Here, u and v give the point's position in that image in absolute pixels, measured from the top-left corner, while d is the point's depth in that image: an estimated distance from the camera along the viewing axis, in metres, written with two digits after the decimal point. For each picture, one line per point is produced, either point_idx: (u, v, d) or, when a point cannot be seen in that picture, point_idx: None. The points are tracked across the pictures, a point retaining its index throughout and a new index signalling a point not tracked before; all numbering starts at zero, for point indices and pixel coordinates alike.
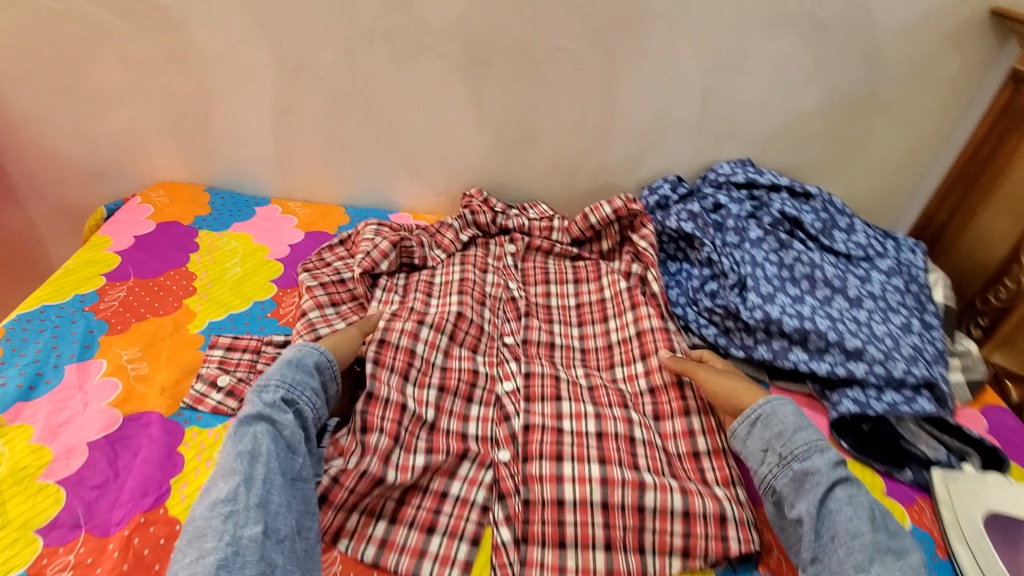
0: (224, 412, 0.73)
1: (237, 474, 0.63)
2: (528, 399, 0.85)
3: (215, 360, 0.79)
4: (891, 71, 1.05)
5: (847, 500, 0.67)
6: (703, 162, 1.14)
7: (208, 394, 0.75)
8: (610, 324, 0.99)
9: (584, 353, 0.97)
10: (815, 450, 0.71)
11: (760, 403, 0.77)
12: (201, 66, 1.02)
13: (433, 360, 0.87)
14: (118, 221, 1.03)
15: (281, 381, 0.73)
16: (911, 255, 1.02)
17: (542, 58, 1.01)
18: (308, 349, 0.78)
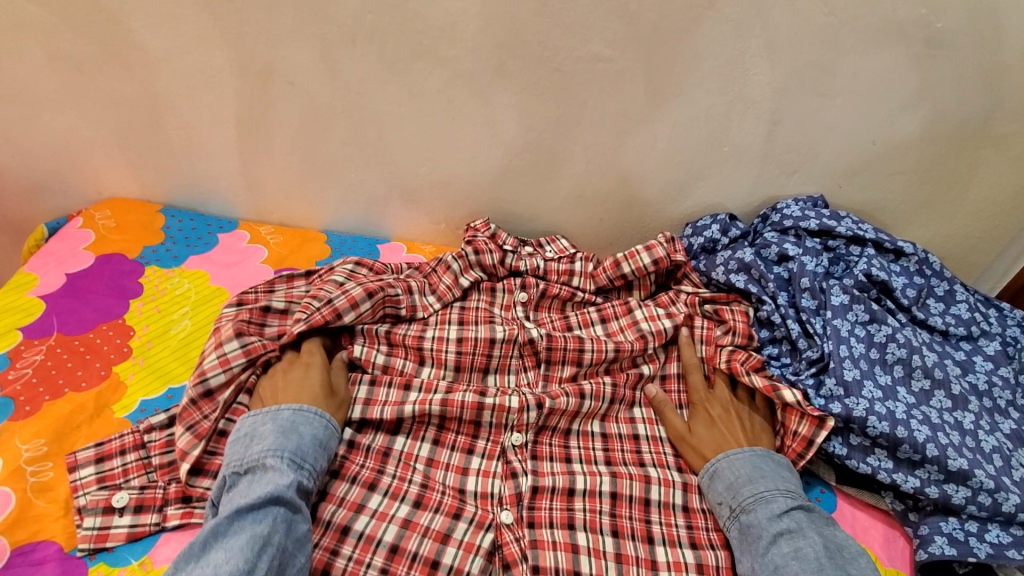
0: (146, 533, 0.59)
1: (243, 562, 0.52)
2: (534, 523, 0.68)
3: (87, 482, 0.62)
4: (1015, 98, 0.83)
5: (793, 556, 0.60)
6: (762, 198, 0.94)
7: (110, 524, 0.58)
8: (636, 413, 0.81)
9: (606, 440, 0.77)
10: (762, 502, 0.65)
11: (718, 459, 0.71)
12: (148, 66, 0.82)
13: (418, 451, 0.73)
14: (49, 253, 0.86)
15: (312, 465, 0.63)
16: (1018, 330, 0.84)
17: (572, 69, 0.80)
18: (336, 431, 0.68)
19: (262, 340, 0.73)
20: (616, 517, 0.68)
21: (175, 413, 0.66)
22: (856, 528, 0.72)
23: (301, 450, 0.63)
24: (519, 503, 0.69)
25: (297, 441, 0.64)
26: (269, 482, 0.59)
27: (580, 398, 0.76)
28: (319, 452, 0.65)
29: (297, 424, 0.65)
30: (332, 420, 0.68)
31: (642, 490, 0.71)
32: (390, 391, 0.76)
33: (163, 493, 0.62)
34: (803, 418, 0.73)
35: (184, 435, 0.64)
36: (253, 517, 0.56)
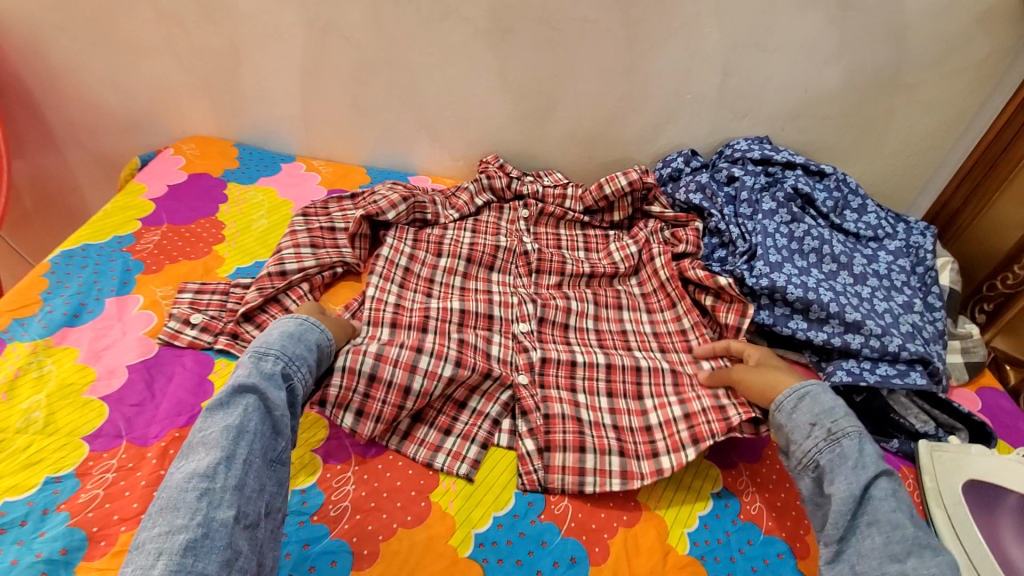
0: (201, 347, 0.78)
1: (220, 450, 0.60)
2: (543, 386, 0.82)
3: (185, 301, 0.82)
4: (917, 54, 1.04)
5: (891, 491, 0.64)
6: (719, 138, 1.16)
7: (182, 330, 0.78)
8: (623, 315, 0.97)
9: (599, 333, 0.94)
10: (864, 440, 0.68)
11: (811, 384, 0.73)
12: (235, 23, 1.05)
13: (451, 308, 0.89)
14: (151, 171, 1.09)
15: (278, 355, 0.70)
16: (921, 237, 1.03)
17: (566, 27, 1.03)
18: (309, 326, 0.75)
19: (329, 249, 0.95)
20: (611, 379, 0.85)
21: (255, 281, 0.87)
22: None
23: (267, 348, 0.70)
24: (531, 371, 0.84)
25: (264, 342, 0.71)
26: (239, 378, 0.66)
27: (567, 301, 0.95)
28: (286, 346, 0.71)
29: (269, 330, 0.73)
30: (304, 320, 0.75)
31: (633, 361, 0.87)
32: (416, 300, 0.91)
33: (223, 325, 0.80)
34: (732, 310, 0.92)
35: (254, 292, 0.84)
36: (225, 411, 0.63)
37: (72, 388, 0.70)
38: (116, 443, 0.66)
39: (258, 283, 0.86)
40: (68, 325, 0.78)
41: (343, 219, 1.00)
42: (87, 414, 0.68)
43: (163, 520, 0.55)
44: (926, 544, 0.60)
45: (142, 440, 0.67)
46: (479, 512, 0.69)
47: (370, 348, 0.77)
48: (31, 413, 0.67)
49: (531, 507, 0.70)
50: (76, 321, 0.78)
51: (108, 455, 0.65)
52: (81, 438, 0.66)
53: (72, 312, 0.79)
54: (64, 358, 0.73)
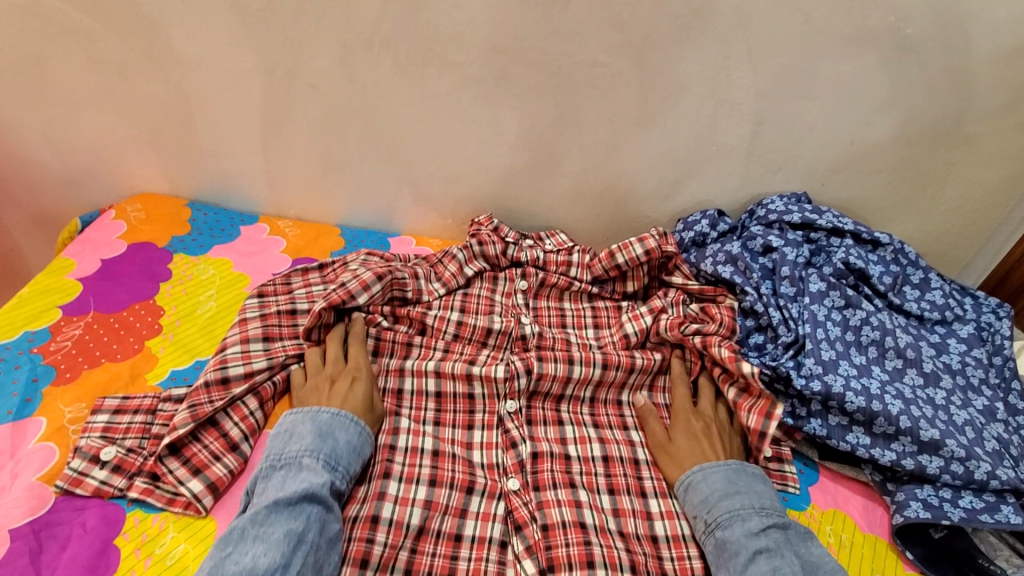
0: (109, 495, 0.61)
1: (279, 557, 0.55)
2: (538, 487, 0.71)
3: (98, 428, 0.66)
4: (983, 100, 0.88)
5: (767, 571, 0.60)
6: (749, 195, 1.00)
7: (88, 473, 0.62)
8: (624, 395, 0.84)
9: (594, 410, 0.83)
10: (739, 519, 0.65)
11: (692, 472, 0.71)
12: (181, 70, 0.90)
13: (423, 445, 0.74)
14: (85, 241, 0.93)
15: (346, 468, 0.65)
16: (994, 317, 0.87)
17: (570, 73, 0.87)
18: (367, 436, 0.70)
19: (285, 341, 0.79)
20: (610, 472, 0.75)
21: (188, 393, 0.70)
22: (836, 497, 0.76)
23: (336, 455, 0.65)
24: (522, 471, 0.73)
25: (333, 444, 0.66)
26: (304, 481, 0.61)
27: (568, 366, 0.81)
28: (354, 457, 0.67)
29: (334, 427, 0.67)
30: (366, 425, 0.70)
31: (630, 453, 0.77)
32: (383, 420, 0.76)
33: (141, 462, 0.64)
34: (755, 409, 0.77)
35: (184, 412, 0.67)
36: (290, 512, 0.58)
37: None
38: None
39: (192, 395, 0.69)
40: None
41: (307, 299, 0.84)
42: None
43: None
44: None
45: None
46: None
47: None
48: None
49: None
50: None
51: None
52: None
53: None
54: None
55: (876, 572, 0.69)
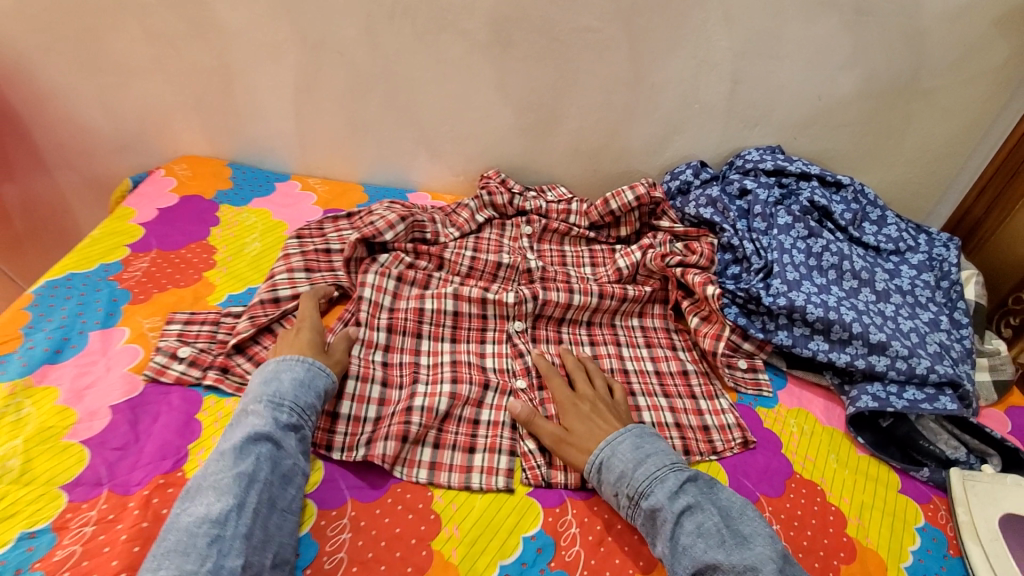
0: (188, 382, 0.74)
1: (230, 500, 0.58)
2: (541, 388, 0.83)
3: (173, 333, 0.78)
4: (935, 58, 1.00)
5: (696, 531, 0.62)
6: (729, 149, 1.12)
7: (169, 365, 0.75)
8: (616, 323, 0.96)
9: (590, 329, 0.94)
10: (657, 483, 0.66)
11: (600, 447, 0.70)
12: (224, 40, 1.02)
13: (442, 360, 0.84)
14: (141, 194, 1.06)
15: (293, 402, 0.68)
16: (944, 249, 0.98)
17: (566, 38, 0.99)
18: (318, 370, 0.72)
19: (323, 273, 0.91)
20: None
21: (246, 310, 0.83)
22: (802, 399, 0.88)
23: (281, 394, 0.68)
24: (529, 375, 0.85)
25: (277, 386, 0.69)
26: (250, 424, 0.65)
27: (568, 295, 0.91)
28: (301, 390, 0.69)
29: (280, 371, 0.71)
30: (312, 362, 0.72)
31: (620, 363, 0.89)
32: (405, 341, 0.85)
33: (212, 359, 0.76)
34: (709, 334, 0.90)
35: (245, 321, 0.80)
36: (238, 457, 0.62)
37: (51, 433, 0.66)
38: (96, 492, 0.62)
39: (252, 310, 0.82)
40: (49, 363, 0.74)
41: (339, 239, 0.96)
42: (66, 459, 0.64)
43: (172, 564, 0.54)
44: (749, 568, 0.59)
45: (124, 488, 0.63)
46: (484, 560, 0.63)
47: (375, 372, 0.80)
48: (7, 460, 0.63)
49: (540, 552, 0.64)
50: (58, 358, 0.74)
51: (86, 505, 0.61)
52: (59, 488, 0.62)
53: (54, 348, 0.75)
54: (44, 399, 0.70)
55: (831, 453, 0.81)
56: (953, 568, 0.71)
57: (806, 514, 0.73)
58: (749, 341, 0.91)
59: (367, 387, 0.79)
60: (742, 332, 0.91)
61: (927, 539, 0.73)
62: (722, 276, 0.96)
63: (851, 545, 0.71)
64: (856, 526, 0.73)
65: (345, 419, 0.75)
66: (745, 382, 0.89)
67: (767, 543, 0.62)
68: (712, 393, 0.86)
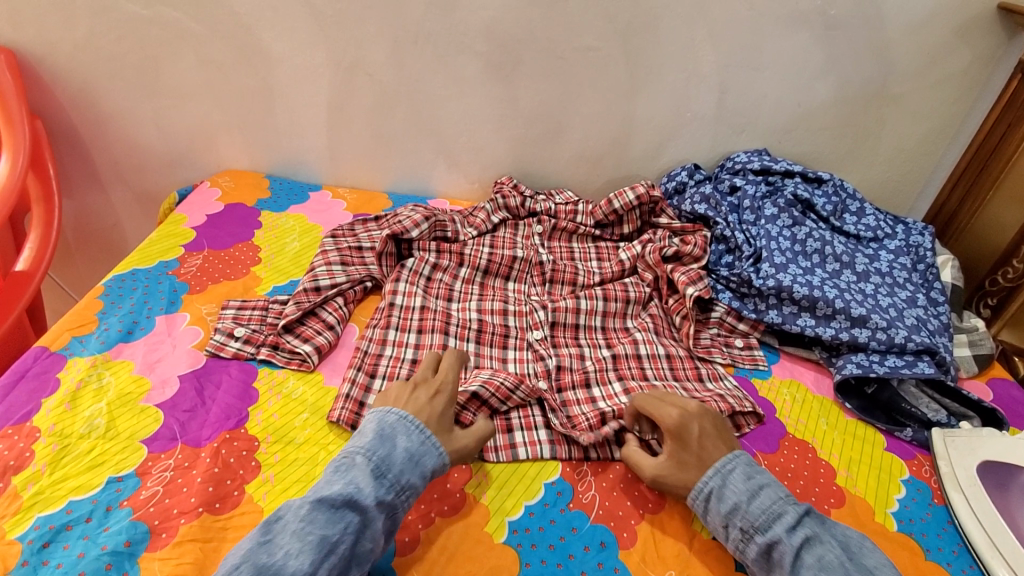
0: (244, 357, 0.84)
1: (308, 563, 0.56)
2: (561, 390, 0.87)
3: (229, 317, 0.89)
4: (902, 66, 1.10)
5: (818, 566, 0.60)
6: (721, 153, 1.23)
7: (227, 342, 0.85)
8: (629, 323, 1.01)
9: (605, 332, 0.99)
10: (775, 517, 0.64)
11: (708, 477, 0.70)
12: (267, 65, 1.16)
13: (466, 362, 0.89)
14: (190, 202, 1.18)
15: (396, 476, 0.64)
16: (920, 236, 1.07)
17: (570, 56, 1.11)
18: (429, 446, 0.68)
19: (357, 266, 1.02)
20: (617, 365, 0.92)
21: (292, 297, 0.93)
22: (793, 372, 0.97)
23: (391, 459, 0.65)
24: (549, 377, 0.89)
25: (390, 448, 0.66)
26: (351, 485, 0.61)
27: (577, 300, 0.99)
28: (409, 465, 0.65)
29: (395, 432, 0.68)
30: (430, 436, 0.69)
31: (633, 350, 0.94)
32: (433, 337, 0.90)
33: (264, 338, 0.86)
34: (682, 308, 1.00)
35: (292, 306, 0.90)
36: (329, 516, 0.59)
37: (130, 396, 0.76)
38: (172, 445, 0.71)
39: (297, 297, 0.93)
40: (123, 341, 0.84)
41: (370, 239, 1.06)
42: (145, 418, 0.74)
43: None
44: None
45: (196, 442, 0.72)
46: (511, 501, 0.72)
47: (402, 369, 0.85)
48: (94, 419, 0.73)
49: (559, 496, 0.73)
50: (129, 338, 0.85)
51: (165, 455, 0.70)
52: (140, 441, 0.71)
53: (126, 329, 0.86)
54: (121, 369, 0.80)
55: (821, 417, 0.89)
56: (938, 514, 0.76)
57: (799, 467, 0.80)
58: (743, 322, 1.00)
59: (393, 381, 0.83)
60: (736, 313, 1.00)
61: (912, 490, 0.79)
62: (717, 264, 1.06)
63: (840, 492, 0.77)
64: (845, 477, 0.80)
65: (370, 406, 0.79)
66: (742, 358, 0.97)
67: None
68: (716, 375, 0.93)
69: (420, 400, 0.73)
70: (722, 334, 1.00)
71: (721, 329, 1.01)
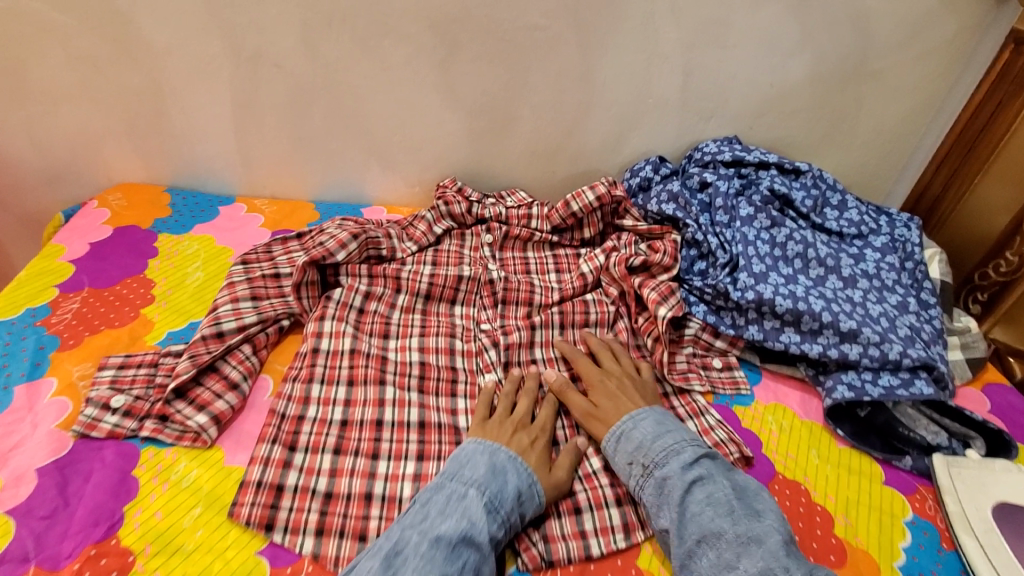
0: (123, 435, 0.68)
1: None
2: None
3: (106, 381, 0.73)
4: (884, 39, 0.98)
5: (704, 501, 0.64)
6: (687, 142, 1.10)
7: (101, 418, 0.69)
8: (591, 338, 0.90)
9: (571, 360, 0.87)
10: (674, 455, 0.68)
11: (622, 421, 0.74)
12: (152, 60, 0.96)
13: (408, 419, 0.74)
14: (72, 227, 0.99)
15: (506, 513, 0.63)
16: (906, 229, 0.98)
17: (513, 37, 0.95)
18: (533, 491, 0.66)
19: (271, 299, 0.85)
20: (589, 419, 0.79)
21: (186, 348, 0.76)
22: (777, 393, 0.86)
23: (502, 495, 0.63)
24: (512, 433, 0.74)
25: (500, 485, 0.64)
26: (467, 521, 0.60)
27: (531, 330, 0.87)
28: (517, 505, 0.64)
29: (507, 468, 0.67)
30: (536, 480, 0.67)
31: None
32: (367, 391, 0.76)
33: (149, 407, 0.70)
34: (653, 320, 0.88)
35: (185, 361, 0.73)
36: (449, 553, 0.57)
37: None
38: (21, 569, 0.56)
39: (190, 350, 0.75)
40: None
41: (289, 263, 0.89)
42: None
43: None
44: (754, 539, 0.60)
45: (53, 562, 0.57)
46: None
47: (328, 439, 0.71)
48: None
49: None
50: None
51: None
52: None
53: None
54: None
55: (811, 448, 0.79)
56: (950, 563, 0.67)
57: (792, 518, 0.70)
58: (721, 338, 0.89)
59: (318, 456, 0.69)
60: (713, 330, 0.89)
61: (919, 536, 0.69)
62: (689, 272, 0.94)
63: (840, 546, 0.68)
64: (844, 525, 0.70)
65: (291, 489, 0.65)
66: (723, 383, 0.86)
67: (778, 519, 0.62)
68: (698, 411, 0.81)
69: (524, 442, 0.71)
70: (699, 354, 0.89)
71: (697, 347, 0.90)
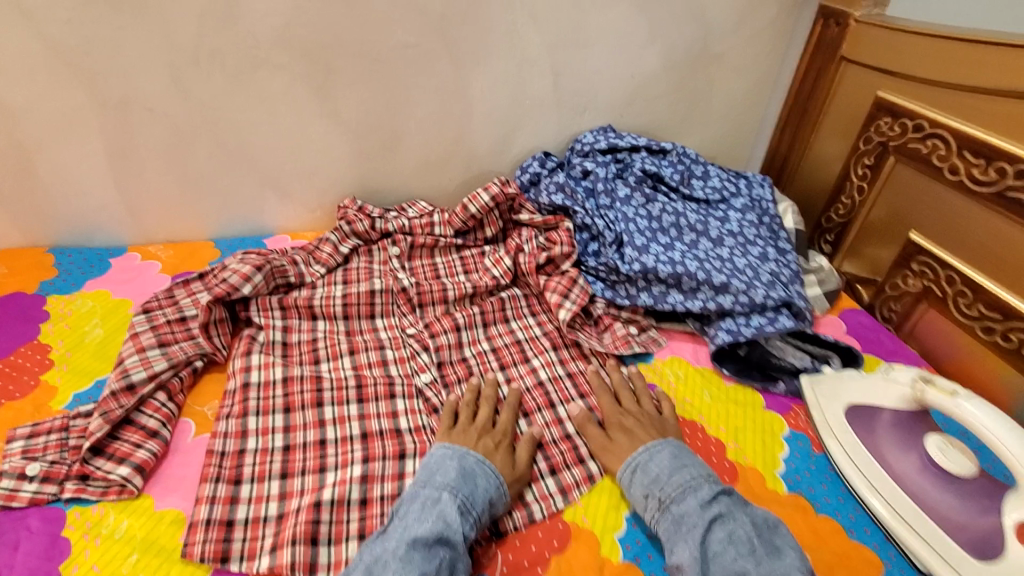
0: (45, 500, 0.67)
1: None
2: None
3: (16, 452, 0.70)
4: (718, 25, 1.12)
5: (725, 539, 0.63)
6: (568, 135, 1.19)
7: (19, 487, 0.67)
8: (513, 325, 0.98)
9: (496, 351, 0.93)
10: (692, 491, 0.67)
11: (638, 453, 0.74)
12: (11, 119, 0.92)
13: (350, 432, 0.78)
14: None
15: (479, 514, 0.65)
16: (761, 189, 1.12)
17: (387, 56, 1.00)
18: (500, 490, 0.70)
19: (181, 342, 0.85)
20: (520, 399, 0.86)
21: (97, 406, 0.75)
22: (673, 348, 0.97)
23: (475, 498, 0.66)
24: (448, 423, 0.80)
25: (474, 487, 0.67)
26: (444, 521, 0.62)
27: (457, 332, 0.94)
28: (488, 506, 0.67)
29: (476, 472, 0.69)
30: (504, 482, 0.71)
31: (533, 377, 0.89)
32: (306, 415, 0.79)
33: (68, 468, 0.69)
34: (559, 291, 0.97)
35: (97, 419, 0.72)
36: (425, 553, 0.59)
37: None
38: None
39: (100, 406, 0.74)
40: None
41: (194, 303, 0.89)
42: None
43: None
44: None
45: None
46: None
47: (273, 466, 0.73)
48: None
49: None
50: None
51: None
52: None
53: None
54: None
55: (705, 389, 0.90)
56: (821, 462, 0.80)
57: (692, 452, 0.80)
58: (621, 309, 1.01)
59: (265, 484, 0.72)
60: (613, 303, 1.00)
61: (795, 446, 0.82)
62: (585, 253, 1.04)
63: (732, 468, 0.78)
64: (734, 449, 0.81)
65: (242, 522, 0.67)
66: (615, 345, 0.94)
67: (797, 554, 0.62)
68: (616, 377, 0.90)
69: (489, 444, 0.75)
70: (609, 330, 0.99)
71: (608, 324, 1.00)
